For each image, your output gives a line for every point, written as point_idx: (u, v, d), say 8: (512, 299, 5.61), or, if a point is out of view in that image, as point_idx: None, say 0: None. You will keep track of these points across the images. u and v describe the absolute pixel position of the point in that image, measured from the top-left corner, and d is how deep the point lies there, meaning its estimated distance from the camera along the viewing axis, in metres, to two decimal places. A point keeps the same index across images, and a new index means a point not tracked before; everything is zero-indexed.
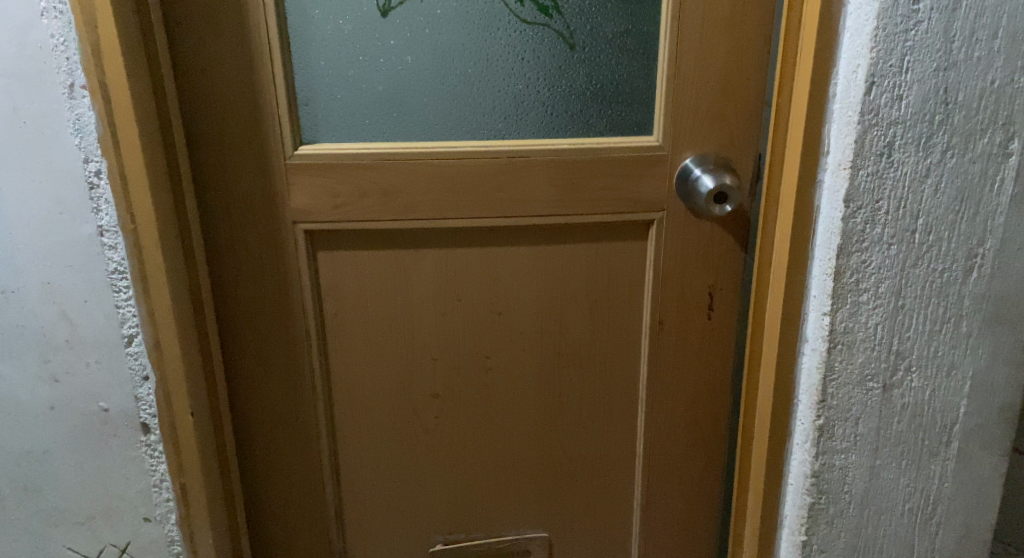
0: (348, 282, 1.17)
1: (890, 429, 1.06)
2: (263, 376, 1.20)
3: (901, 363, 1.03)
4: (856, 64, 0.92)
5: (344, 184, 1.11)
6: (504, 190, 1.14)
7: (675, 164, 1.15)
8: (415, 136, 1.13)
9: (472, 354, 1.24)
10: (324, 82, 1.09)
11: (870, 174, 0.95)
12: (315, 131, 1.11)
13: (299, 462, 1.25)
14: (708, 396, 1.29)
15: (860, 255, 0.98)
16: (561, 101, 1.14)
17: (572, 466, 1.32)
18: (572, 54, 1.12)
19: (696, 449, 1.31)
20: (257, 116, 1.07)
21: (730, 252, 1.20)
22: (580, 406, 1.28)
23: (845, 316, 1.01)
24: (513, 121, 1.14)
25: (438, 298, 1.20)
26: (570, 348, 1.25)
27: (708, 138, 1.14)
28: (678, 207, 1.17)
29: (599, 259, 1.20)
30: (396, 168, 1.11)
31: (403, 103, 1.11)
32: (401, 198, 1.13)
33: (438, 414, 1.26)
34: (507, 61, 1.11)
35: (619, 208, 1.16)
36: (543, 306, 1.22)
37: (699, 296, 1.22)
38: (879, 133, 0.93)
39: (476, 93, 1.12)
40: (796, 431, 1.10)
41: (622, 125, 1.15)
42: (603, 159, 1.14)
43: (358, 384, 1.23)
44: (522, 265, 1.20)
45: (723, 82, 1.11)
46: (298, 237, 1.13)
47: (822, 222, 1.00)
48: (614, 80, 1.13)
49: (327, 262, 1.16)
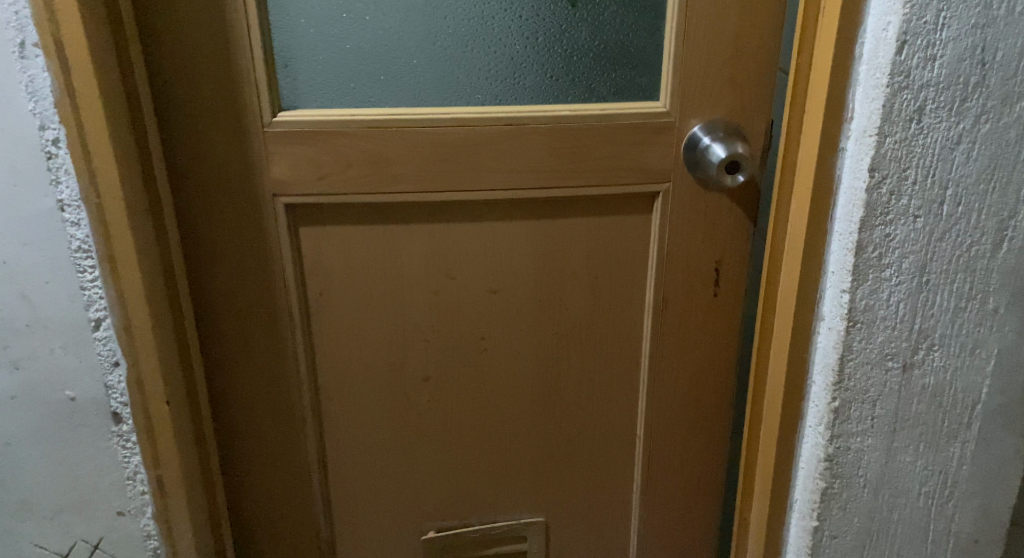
0: (333, 259, 1.10)
1: (910, 411, 1.01)
2: (244, 359, 1.12)
3: (924, 341, 0.97)
4: (886, 21, 0.85)
5: (328, 154, 1.03)
6: (500, 160, 1.07)
7: (682, 131, 1.08)
8: (404, 101, 1.05)
9: (466, 334, 1.17)
10: (305, 42, 1.00)
11: (897, 141, 0.88)
12: (296, 96, 1.02)
13: (284, 449, 1.18)
14: (713, 375, 1.23)
15: (883, 228, 0.92)
16: (561, 63, 1.06)
17: (571, 449, 1.26)
18: (573, 12, 1.04)
19: (700, 431, 1.26)
20: (231, 80, 0.98)
21: (738, 226, 1.14)
22: (579, 387, 1.22)
23: (866, 293, 0.95)
24: (509, 85, 1.06)
25: (430, 275, 1.13)
26: (569, 327, 1.19)
27: (717, 104, 1.07)
28: (685, 177, 1.10)
29: (601, 233, 1.14)
30: (384, 137, 1.03)
31: (391, 66, 1.03)
32: (390, 169, 1.05)
33: (430, 397, 1.20)
34: (503, 19, 1.04)
35: (623, 178, 1.09)
36: (540, 283, 1.16)
37: (705, 272, 1.16)
38: (909, 97, 0.86)
39: (470, 54, 1.04)
40: (809, 413, 1.05)
41: (627, 90, 1.08)
42: (607, 126, 1.07)
43: (346, 367, 1.16)
44: (519, 240, 1.13)
45: (734, 43, 1.04)
46: (278, 212, 1.05)
47: (844, 193, 0.94)
48: (617, 40, 1.06)
49: (311, 238, 1.08)
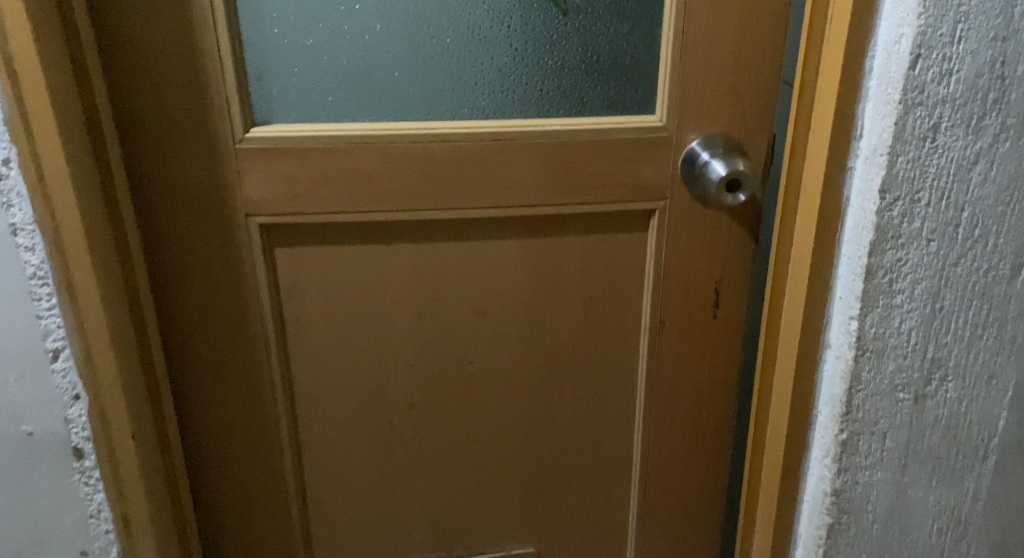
0: (312, 281, 1.04)
1: (921, 444, 0.95)
2: (217, 387, 1.06)
3: (937, 371, 0.92)
4: (899, 33, 0.79)
5: (304, 170, 0.97)
6: (488, 177, 1.01)
7: (680, 146, 1.02)
8: (386, 115, 0.99)
9: (453, 358, 1.11)
10: (279, 53, 0.94)
11: (910, 161, 0.82)
12: (269, 110, 0.96)
13: (262, 480, 1.12)
14: (713, 401, 1.17)
15: (894, 252, 0.86)
16: (552, 75, 1.00)
17: (564, 477, 1.20)
18: (564, 22, 0.99)
19: (698, 458, 1.20)
20: (200, 93, 0.92)
21: (739, 245, 1.08)
22: (572, 413, 1.17)
23: (875, 321, 0.89)
24: (497, 98, 1.00)
25: (414, 296, 1.07)
26: (561, 350, 1.13)
27: (717, 118, 1.01)
28: (683, 194, 1.04)
29: (594, 252, 1.08)
30: (364, 153, 0.97)
31: (372, 79, 0.97)
32: (371, 187, 0.99)
33: (415, 424, 1.14)
34: (490, 29, 0.98)
35: (617, 195, 1.04)
36: (531, 305, 1.10)
37: (704, 292, 1.10)
38: (923, 114, 0.81)
39: (456, 66, 0.98)
40: (815, 445, 0.99)
41: (621, 103, 1.02)
42: (600, 142, 1.01)
43: (326, 393, 1.10)
44: (507, 259, 1.07)
45: (735, 53, 0.98)
46: (252, 233, 0.99)
47: (852, 214, 0.88)
48: (611, 51, 1.00)
49: (287, 259, 1.02)
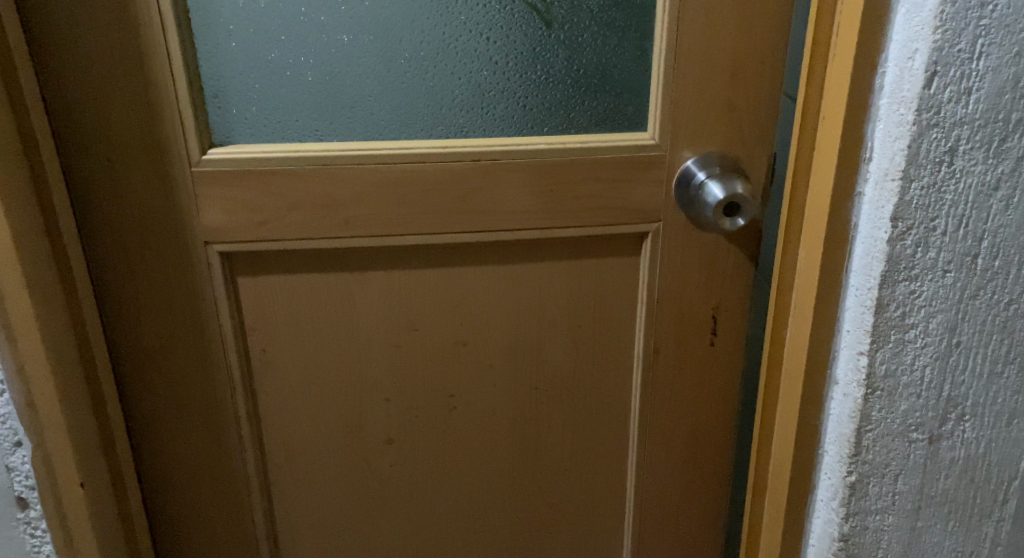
0: (279, 311, 0.97)
1: (936, 487, 0.88)
2: (178, 426, 0.99)
3: (953, 411, 0.85)
4: (913, 48, 0.72)
5: (268, 195, 0.90)
6: (467, 200, 0.94)
7: (674, 165, 0.95)
8: (357, 134, 0.92)
9: (433, 392, 1.04)
10: (238, 68, 0.88)
11: (925, 186, 0.76)
12: (230, 130, 0.90)
13: (228, 521, 1.05)
14: (711, 434, 1.10)
15: (907, 284, 0.79)
16: (536, 90, 0.93)
17: (553, 514, 1.13)
18: (549, 33, 0.92)
19: (696, 494, 1.13)
20: (151, 114, 0.85)
21: (738, 270, 1.01)
22: (561, 448, 1.09)
23: (886, 357, 0.82)
24: (476, 115, 0.93)
25: (391, 327, 1.00)
26: (549, 382, 1.06)
27: (713, 136, 0.94)
28: (678, 217, 0.97)
29: (582, 277, 1.01)
30: (333, 175, 0.90)
31: (341, 95, 0.90)
32: (341, 211, 0.92)
33: (393, 462, 1.07)
34: (469, 41, 0.91)
35: (607, 218, 0.96)
36: (516, 335, 1.03)
37: (700, 320, 1.03)
38: (940, 136, 0.74)
39: (431, 81, 0.91)
40: (821, 486, 0.92)
41: (610, 119, 0.95)
42: (588, 162, 0.94)
43: (296, 429, 1.03)
44: (489, 288, 1.00)
45: (733, 67, 0.91)
46: (211, 261, 0.92)
47: (861, 243, 0.81)
48: (599, 64, 0.93)
49: (252, 288, 0.96)
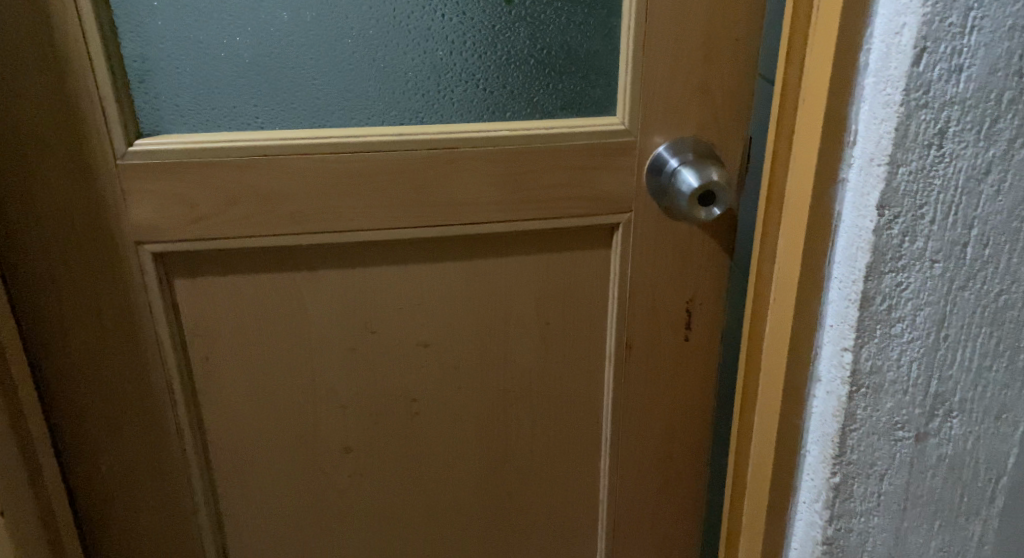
0: (223, 314, 0.90)
1: (922, 486, 0.84)
2: (113, 441, 0.92)
3: (941, 407, 0.80)
4: (900, 22, 0.67)
5: (204, 189, 0.83)
6: (424, 192, 0.87)
7: (644, 151, 0.89)
8: (303, 122, 0.84)
9: (393, 396, 0.98)
10: (166, 50, 0.80)
11: (913, 171, 0.71)
12: (160, 118, 0.82)
13: (173, 540, 0.98)
14: (688, 434, 1.05)
15: (894, 276, 0.75)
16: (496, 72, 0.87)
17: (523, 521, 1.08)
18: (508, 10, 0.85)
19: (672, 496, 1.08)
20: (66, 104, 0.78)
21: (714, 261, 0.96)
22: (530, 452, 1.04)
23: (872, 352, 0.78)
24: (433, 99, 0.86)
25: (345, 329, 0.94)
26: (516, 383, 1.00)
27: (685, 119, 0.89)
28: (649, 206, 0.92)
29: (549, 272, 0.95)
30: (278, 167, 0.83)
31: (283, 80, 0.83)
32: (288, 205, 0.85)
33: (352, 472, 1.01)
34: (422, 19, 0.84)
35: (573, 209, 0.91)
36: (480, 334, 0.97)
37: (673, 314, 0.98)
38: (929, 118, 0.69)
39: (382, 63, 0.84)
40: (802, 487, 0.88)
41: (577, 103, 0.89)
42: (553, 149, 0.88)
43: (246, 441, 0.97)
44: (450, 285, 0.94)
45: (705, 45, 0.86)
46: (144, 263, 0.85)
47: (845, 232, 0.76)
48: (563, 44, 0.87)
49: (192, 291, 0.89)
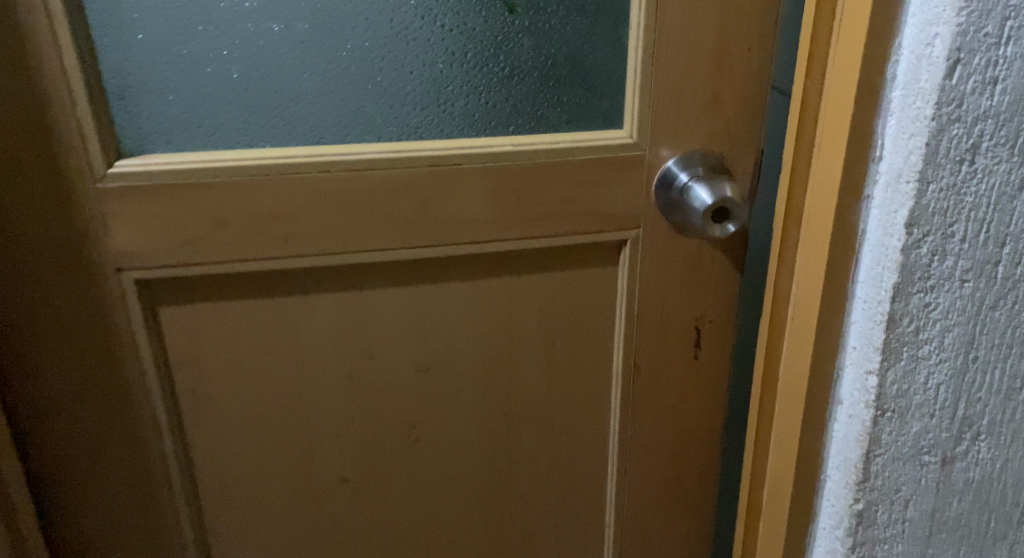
0: (212, 342, 0.85)
1: (948, 512, 0.80)
2: (94, 480, 0.86)
3: (969, 430, 0.77)
4: (932, 32, 0.64)
5: (191, 211, 0.78)
6: (424, 211, 0.83)
7: (653, 165, 0.85)
8: (295, 139, 0.79)
9: (391, 423, 0.93)
10: (148, 65, 0.75)
11: (944, 188, 0.67)
12: (142, 137, 0.76)
13: None
14: (697, 456, 1.01)
15: (923, 296, 0.71)
16: (499, 84, 0.83)
17: (527, 547, 1.03)
18: (512, 19, 0.81)
19: (681, 518, 1.04)
20: (41, 125, 0.72)
21: (724, 277, 0.92)
22: (534, 477, 1.00)
23: (898, 376, 0.75)
24: (432, 114, 0.82)
25: (341, 354, 0.89)
26: (519, 406, 0.96)
27: (695, 131, 0.85)
28: (658, 222, 0.88)
29: (554, 291, 0.91)
30: (269, 187, 0.78)
31: (274, 95, 0.78)
32: (279, 227, 0.80)
33: (348, 502, 0.96)
34: (421, 29, 0.79)
35: (580, 226, 0.87)
36: (482, 357, 0.93)
37: (683, 333, 0.94)
38: (961, 132, 0.66)
39: (379, 76, 0.80)
40: (823, 513, 0.84)
41: (583, 115, 0.85)
42: (558, 164, 0.84)
43: (237, 473, 0.91)
44: (451, 306, 0.89)
45: (716, 54, 0.82)
46: (126, 291, 0.80)
47: (869, 251, 0.73)
48: (569, 54, 0.83)
49: (178, 318, 0.83)
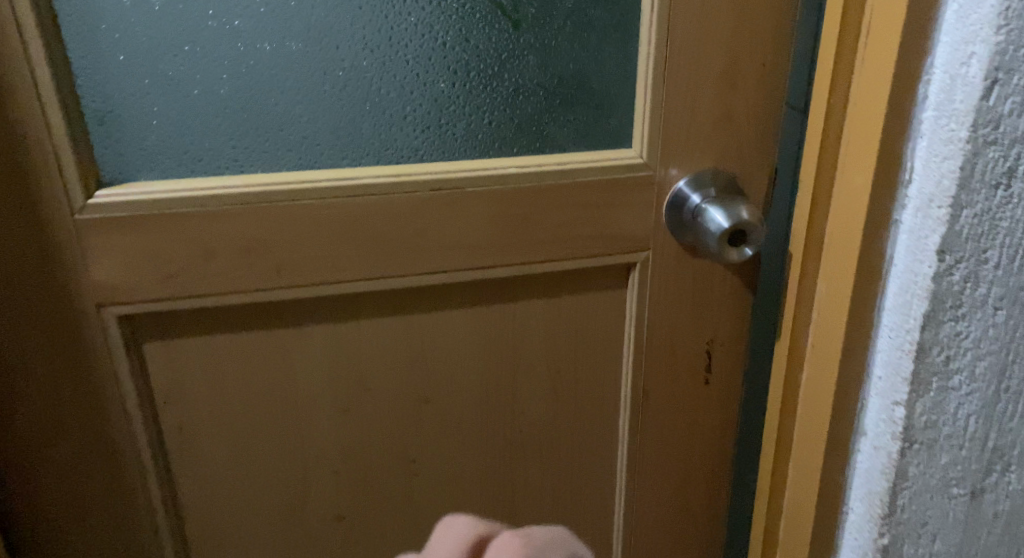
0: (200, 378, 0.80)
1: (976, 547, 0.75)
2: (75, 526, 0.81)
3: (999, 461, 0.73)
4: (969, 51, 0.61)
5: (177, 242, 0.73)
6: (425, 237, 0.78)
7: (663, 185, 0.81)
8: (288, 164, 0.75)
9: (389, 458, 0.89)
10: (130, 88, 0.70)
11: (978, 214, 0.64)
12: (124, 164, 0.72)
13: None
14: (707, 483, 0.97)
15: (954, 324, 0.68)
16: (503, 104, 0.79)
17: None
18: (516, 37, 0.78)
19: (689, 546, 1.01)
20: (14, 154, 0.67)
21: (737, 301, 0.88)
22: (538, 508, 0.96)
23: (926, 407, 0.71)
24: (434, 135, 0.78)
25: (337, 387, 0.84)
26: (523, 436, 0.92)
27: (707, 150, 0.81)
28: (669, 245, 0.84)
29: (560, 317, 0.87)
30: (261, 216, 0.74)
31: (267, 118, 0.74)
32: (272, 257, 0.75)
33: (344, 540, 0.91)
34: (421, 48, 0.76)
35: (588, 249, 0.83)
36: (485, 386, 0.88)
37: (694, 358, 0.90)
38: (997, 156, 0.62)
39: (378, 96, 0.76)
40: (845, 546, 0.81)
41: (591, 135, 0.81)
42: (566, 186, 0.80)
43: (227, 513, 0.86)
44: (453, 335, 0.85)
45: (730, 70, 0.78)
46: (108, 328, 0.75)
47: (897, 277, 0.70)
48: (576, 72, 0.80)
49: (164, 354, 0.78)
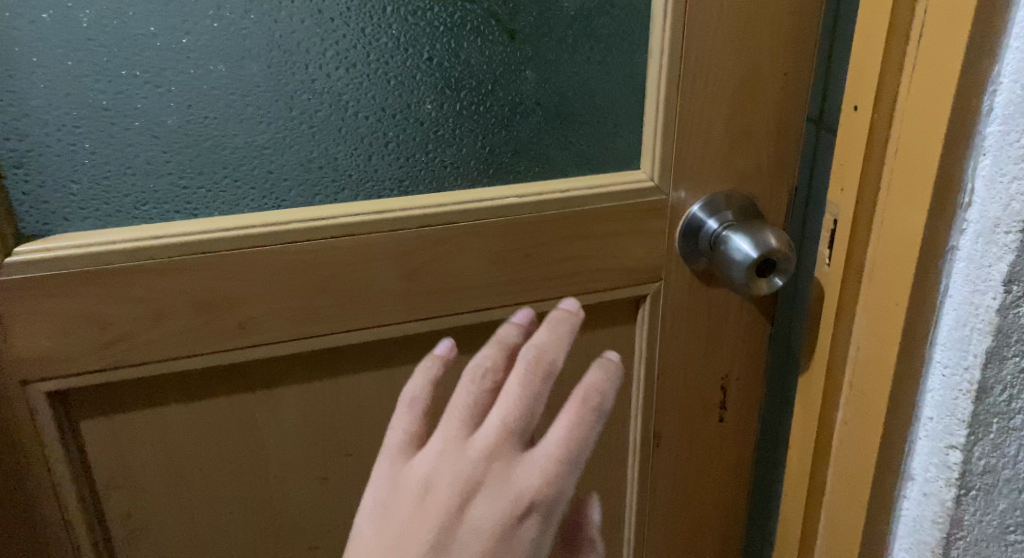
0: (152, 456, 0.68)
1: None
2: None
3: None
4: None
5: (120, 303, 0.61)
6: (414, 281, 0.68)
7: (677, 209, 0.72)
8: (252, 203, 0.63)
9: None
10: (55, 121, 0.58)
11: None
12: (51, 212, 0.59)
13: None
14: (722, 529, 0.89)
15: (1019, 360, 0.61)
16: (499, 125, 0.70)
17: None
18: (513, 49, 0.68)
19: None
20: None
21: (755, 332, 0.80)
22: None
23: (986, 451, 0.64)
24: (420, 164, 0.68)
25: (312, 454, 0.73)
26: None
27: (726, 171, 0.72)
28: (684, 275, 0.75)
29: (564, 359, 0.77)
30: (221, 266, 0.62)
31: (228, 151, 0.63)
32: (236, 313, 0.64)
33: None
34: (404, 65, 0.66)
35: (595, 285, 0.73)
36: None
37: (709, 396, 0.82)
38: None
39: (355, 120, 0.66)
40: None
41: (598, 157, 0.72)
42: (571, 216, 0.70)
43: None
44: None
45: (754, 81, 0.69)
46: (38, 407, 0.62)
47: (953, 310, 0.63)
48: (580, 87, 0.71)
49: (107, 432, 0.66)
